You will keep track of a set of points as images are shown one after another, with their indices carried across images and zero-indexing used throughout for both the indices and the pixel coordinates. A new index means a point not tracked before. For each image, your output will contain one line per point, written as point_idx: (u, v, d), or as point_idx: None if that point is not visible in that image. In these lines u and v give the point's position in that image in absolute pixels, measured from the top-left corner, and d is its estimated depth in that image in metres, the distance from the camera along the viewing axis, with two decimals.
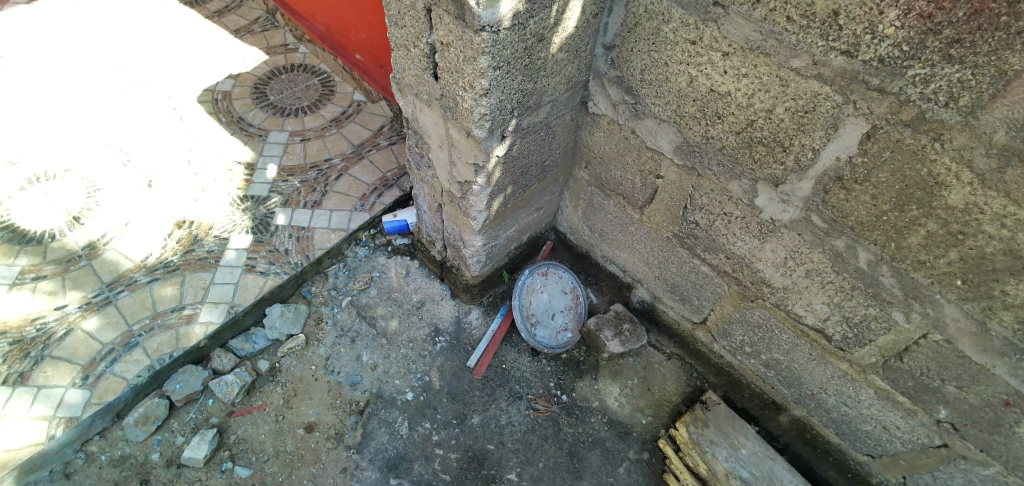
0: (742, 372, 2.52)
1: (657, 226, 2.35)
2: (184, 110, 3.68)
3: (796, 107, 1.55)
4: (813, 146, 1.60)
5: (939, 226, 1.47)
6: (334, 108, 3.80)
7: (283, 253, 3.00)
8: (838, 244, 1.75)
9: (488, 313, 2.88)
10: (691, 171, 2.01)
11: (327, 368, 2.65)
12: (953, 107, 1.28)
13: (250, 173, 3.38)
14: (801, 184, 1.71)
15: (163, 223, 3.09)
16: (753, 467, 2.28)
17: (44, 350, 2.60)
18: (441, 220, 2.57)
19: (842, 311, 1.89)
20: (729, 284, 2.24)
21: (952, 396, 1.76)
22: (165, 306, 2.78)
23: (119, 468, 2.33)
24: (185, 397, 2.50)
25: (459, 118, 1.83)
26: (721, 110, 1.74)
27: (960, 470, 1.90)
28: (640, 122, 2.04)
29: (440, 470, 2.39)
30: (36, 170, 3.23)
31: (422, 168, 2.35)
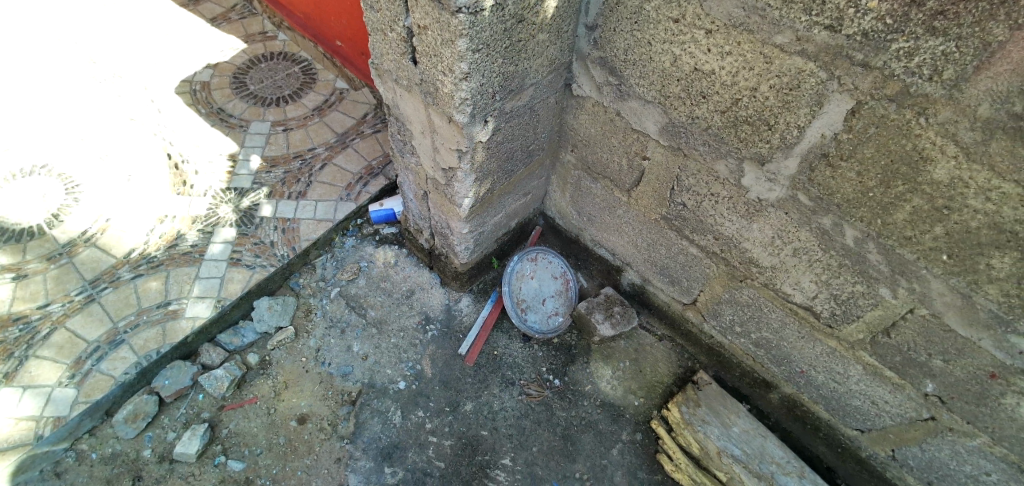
0: (733, 352, 2.53)
1: (645, 208, 2.33)
2: (163, 102, 3.61)
3: (780, 84, 1.53)
4: (797, 124, 1.58)
5: (925, 201, 1.46)
6: (317, 97, 3.74)
7: (269, 245, 2.97)
8: (824, 222, 1.74)
9: (478, 301, 2.87)
10: (677, 152, 1.99)
11: (318, 359, 2.64)
12: (937, 81, 1.27)
13: (233, 165, 3.33)
14: (787, 162, 1.69)
15: (145, 218, 3.04)
16: (743, 445, 2.31)
17: (29, 350, 2.58)
18: (427, 208, 2.55)
19: (830, 289, 1.89)
20: (718, 264, 2.24)
21: (938, 370, 1.77)
22: (150, 302, 2.75)
23: (111, 466, 2.33)
24: (175, 392, 2.49)
25: (439, 104, 1.79)
26: (705, 90, 1.71)
27: (947, 441, 1.92)
28: (624, 103, 2.01)
29: (434, 457, 2.40)
30: (12, 167, 3.17)
31: (406, 155, 2.31)
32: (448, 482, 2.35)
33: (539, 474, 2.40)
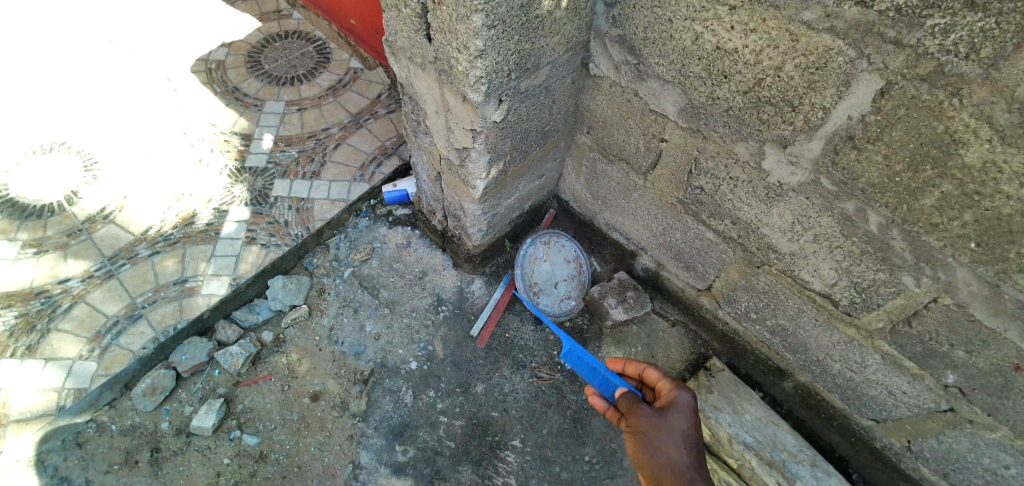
0: (747, 339, 2.50)
1: (661, 192, 2.29)
2: (178, 81, 3.62)
3: (806, 63, 1.47)
4: (823, 105, 1.52)
5: (954, 186, 1.41)
6: (331, 76, 3.72)
7: (284, 225, 2.99)
8: (847, 207, 1.69)
9: (490, 283, 2.87)
10: (696, 134, 1.94)
11: (331, 338, 2.67)
12: (974, 60, 1.21)
13: (247, 144, 3.34)
14: (811, 145, 1.64)
15: (162, 196, 3.08)
16: (755, 432, 2.31)
17: (50, 323, 2.64)
18: (441, 190, 2.53)
19: (850, 276, 1.84)
20: (735, 250, 2.20)
21: (961, 361, 1.73)
22: (167, 279, 2.79)
23: (130, 437, 2.39)
24: (192, 367, 2.54)
25: (454, 82, 1.77)
26: (728, 69, 1.66)
27: (966, 433, 1.88)
28: (643, 84, 1.96)
29: (445, 437, 2.42)
30: (32, 144, 3.22)
31: (420, 135, 2.30)
32: (458, 461, 2.37)
33: (549, 456, 2.41)
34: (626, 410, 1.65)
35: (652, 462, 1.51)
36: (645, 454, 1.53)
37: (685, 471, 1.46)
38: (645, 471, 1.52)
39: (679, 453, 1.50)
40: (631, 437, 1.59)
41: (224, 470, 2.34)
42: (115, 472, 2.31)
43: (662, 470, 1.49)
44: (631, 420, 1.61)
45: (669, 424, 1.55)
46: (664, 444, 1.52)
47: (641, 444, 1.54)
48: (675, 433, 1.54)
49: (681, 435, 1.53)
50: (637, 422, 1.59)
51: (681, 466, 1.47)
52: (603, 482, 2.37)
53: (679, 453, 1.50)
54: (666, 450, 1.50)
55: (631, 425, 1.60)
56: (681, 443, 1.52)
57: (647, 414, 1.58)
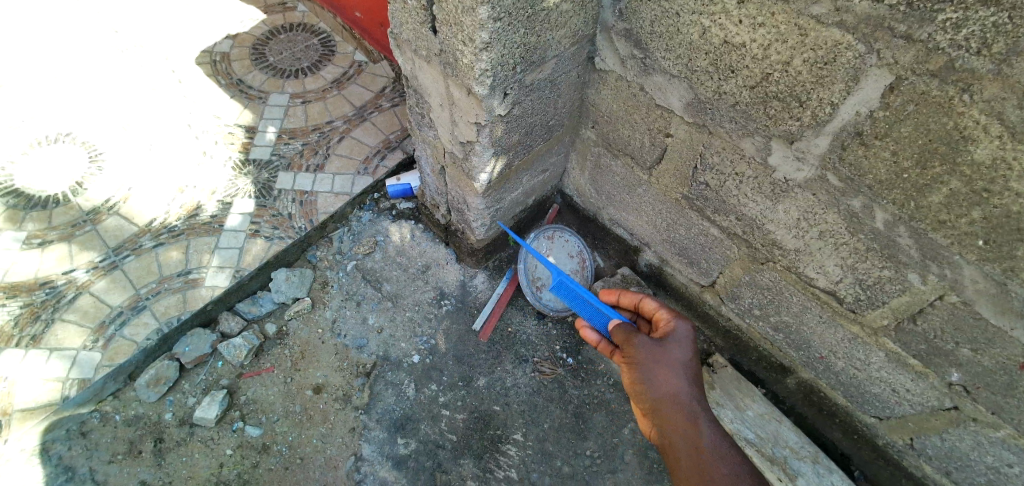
0: (750, 336, 2.50)
1: (666, 187, 2.28)
2: (183, 72, 3.61)
3: (815, 58, 1.46)
4: (831, 101, 1.51)
5: (963, 183, 1.40)
6: (335, 69, 3.71)
7: (287, 218, 2.99)
8: (854, 203, 1.68)
9: (493, 277, 2.87)
10: (702, 129, 1.93)
11: (334, 331, 2.67)
12: (985, 55, 1.19)
13: (251, 137, 3.34)
14: (818, 141, 1.62)
15: (165, 187, 3.08)
16: (757, 428, 2.31)
17: (55, 313, 2.65)
18: (444, 183, 2.53)
19: (855, 273, 1.84)
20: (739, 246, 2.19)
21: (965, 359, 1.73)
22: (171, 270, 2.80)
23: (134, 427, 2.40)
24: (195, 359, 2.55)
25: (459, 75, 1.76)
26: (735, 64, 1.65)
27: (969, 431, 1.88)
28: (649, 78, 1.95)
29: (447, 430, 2.43)
30: (36, 134, 3.22)
31: (424, 128, 2.29)
32: (460, 454, 2.38)
33: (550, 450, 2.42)
34: (625, 341, 1.90)
35: (651, 387, 1.78)
36: (645, 381, 1.79)
37: (680, 394, 1.73)
38: (644, 394, 1.79)
39: (675, 379, 1.76)
40: (632, 367, 1.84)
41: (227, 461, 2.35)
42: (119, 462, 2.32)
43: (658, 393, 1.76)
44: (631, 352, 1.86)
45: (666, 354, 1.81)
46: (662, 372, 1.78)
47: (641, 373, 1.81)
48: (671, 361, 1.80)
49: (677, 363, 1.79)
50: (637, 353, 1.84)
51: (676, 390, 1.74)
52: (604, 476, 2.38)
53: (675, 380, 1.76)
54: (664, 378, 1.77)
55: (632, 357, 1.85)
56: (677, 370, 1.78)
57: (646, 346, 1.83)
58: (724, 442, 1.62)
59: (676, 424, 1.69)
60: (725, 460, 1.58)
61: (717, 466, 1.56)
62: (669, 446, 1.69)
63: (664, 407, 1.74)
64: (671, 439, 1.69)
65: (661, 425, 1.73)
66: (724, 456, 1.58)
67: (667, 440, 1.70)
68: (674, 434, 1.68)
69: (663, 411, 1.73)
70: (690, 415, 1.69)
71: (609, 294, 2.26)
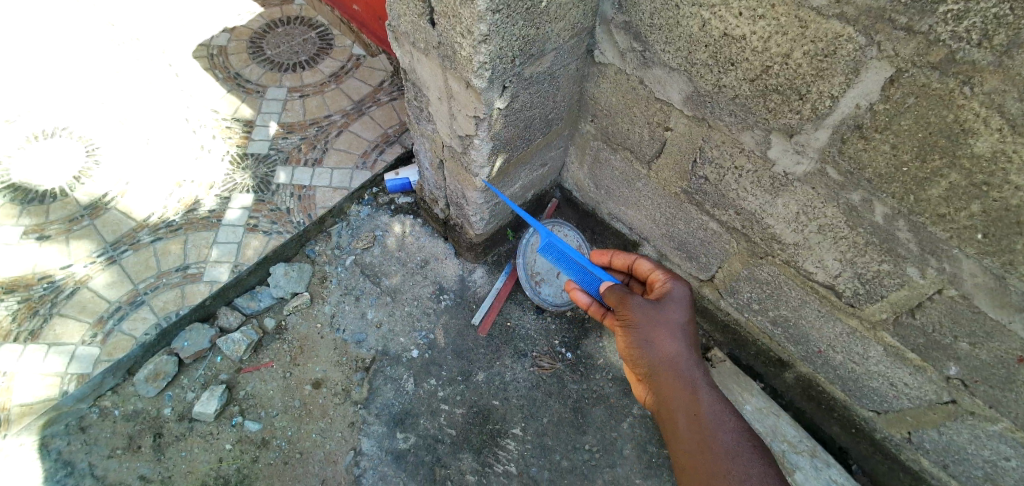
0: (749, 330, 2.50)
1: (665, 181, 2.28)
2: (180, 66, 3.59)
3: (815, 50, 1.45)
4: (831, 94, 1.50)
5: (962, 176, 1.40)
6: (333, 63, 3.69)
7: (286, 212, 2.98)
8: (853, 197, 1.68)
9: (492, 272, 2.86)
10: (701, 122, 1.92)
11: (332, 326, 2.67)
12: (986, 47, 1.19)
13: (249, 131, 3.32)
14: (818, 134, 1.62)
15: (163, 182, 3.07)
16: (755, 422, 2.32)
17: (53, 308, 2.64)
18: (443, 178, 2.52)
19: (854, 267, 1.83)
20: (738, 240, 2.19)
21: (963, 352, 1.73)
22: (169, 265, 2.79)
23: (133, 422, 2.40)
24: (194, 354, 2.55)
25: (457, 68, 1.75)
26: (735, 57, 1.64)
27: (967, 425, 1.88)
28: (648, 71, 1.94)
29: (446, 425, 2.43)
30: (33, 128, 3.21)
31: (422, 122, 2.28)
32: (459, 449, 2.38)
33: (549, 444, 2.42)
34: (621, 303, 1.84)
35: (650, 351, 1.76)
36: (644, 345, 1.77)
37: (679, 358, 1.73)
38: (642, 357, 1.77)
39: (674, 341, 1.76)
40: (630, 330, 1.80)
41: (226, 456, 2.35)
42: (118, 456, 2.32)
43: (657, 356, 1.75)
44: (629, 313, 1.81)
45: (664, 317, 1.79)
46: (661, 335, 1.76)
47: (640, 336, 1.78)
48: (670, 324, 1.78)
49: (675, 325, 1.78)
50: (635, 316, 1.80)
51: (675, 353, 1.74)
52: (603, 471, 2.38)
53: (674, 342, 1.75)
54: (663, 341, 1.75)
55: (629, 319, 1.81)
56: (675, 333, 1.76)
57: (644, 308, 1.79)
58: (722, 405, 1.66)
59: (676, 388, 1.70)
60: (723, 423, 1.63)
61: (718, 429, 1.62)
62: (667, 409, 1.71)
63: (662, 371, 1.74)
64: (670, 403, 1.70)
65: (659, 388, 1.74)
66: (722, 418, 1.64)
67: (666, 403, 1.71)
68: (673, 399, 1.69)
69: (662, 375, 1.73)
70: (689, 379, 1.71)
71: (600, 255, 2.21)
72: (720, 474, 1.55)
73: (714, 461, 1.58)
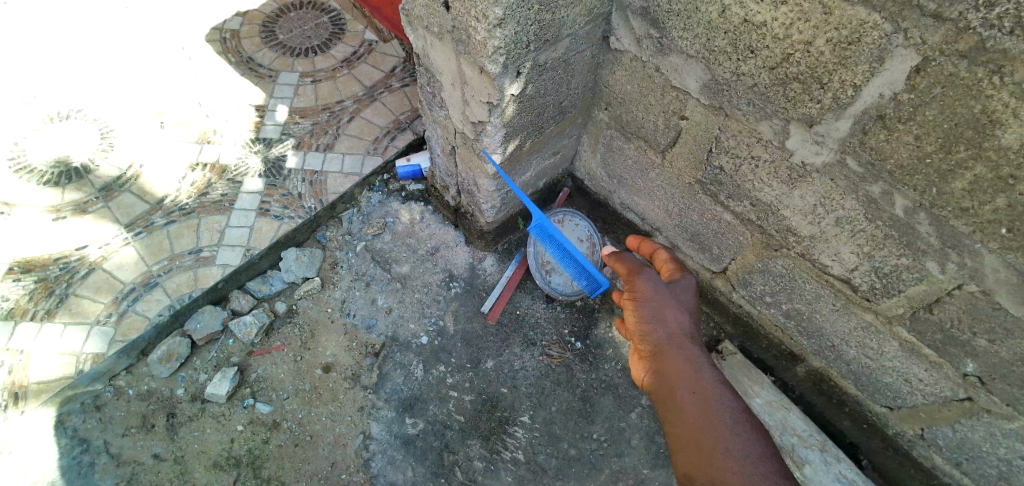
0: (760, 323, 2.48)
1: (679, 171, 2.25)
2: (193, 50, 3.59)
3: (838, 38, 1.41)
4: (854, 83, 1.47)
5: (988, 169, 1.36)
6: (345, 48, 3.68)
7: (297, 197, 3.00)
8: (873, 189, 1.64)
9: (502, 260, 2.86)
10: (718, 111, 1.89)
11: (343, 311, 2.69)
12: (1018, 35, 1.14)
13: (262, 116, 3.32)
14: (838, 124, 1.58)
15: (177, 165, 3.09)
16: (765, 416, 2.32)
17: (68, 288, 2.68)
18: (455, 164, 2.51)
19: (872, 261, 1.80)
20: (753, 232, 2.17)
21: (982, 349, 1.70)
22: (182, 248, 2.82)
23: (147, 402, 2.44)
24: (206, 336, 2.58)
25: (471, 52, 1.72)
26: (755, 43, 1.60)
27: (983, 423, 1.86)
28: (665, 58, 1.91)
29: (454, 411, 2.44)
30: (49, 111, 3.23)
31: (435, 108, 2.26)
32: (468, 435, 2.40)
33: (557, 433, 2.43)
34: (633, 275, 1.77)
35: (653, 321, 1.62)
36: (648, 313, 1.64)
37: (685, 335, 1.57)
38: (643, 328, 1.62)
39: (680, 317, 1.62)
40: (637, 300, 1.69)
41: (238, 436, 2.38)
42: (132, 435, 2.36)
43: (663, 330, 1.59)
44: (639, 287, 1.72)
45: (674, 296, 1.67)
46: (667, 308, 1.63)
47: (647, 308, 1.65)
48: (679, 302, 1.67)
49: (685, 305, 1.65)
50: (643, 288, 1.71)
51: (680, 328, 1.59)
52: (611, 460, 2.39)
53: (681, 317, 1.61)
54: (669, 312, 1.62)
55: (638, 290, 1.71)
56: (683, 312, 1.62)
57: (655, 282, 1.70)
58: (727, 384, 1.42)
59: (675, 358, 1.50)
60: (726, 397, 1.37)
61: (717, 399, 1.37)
62: (664, 382, 1.49)
63: (666, 346, 1.55)
64: (667, 375, 1.49)
65: (660, 364, 1.52)
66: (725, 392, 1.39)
67: (663, 373, 1.49)
68: (671, 367, 1.49)
69: (665, 349, 1.54)
70: (690, 352, 1.51)
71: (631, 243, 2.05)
72: (717, 448, 1.26)
73: (711, 434, 1.30)
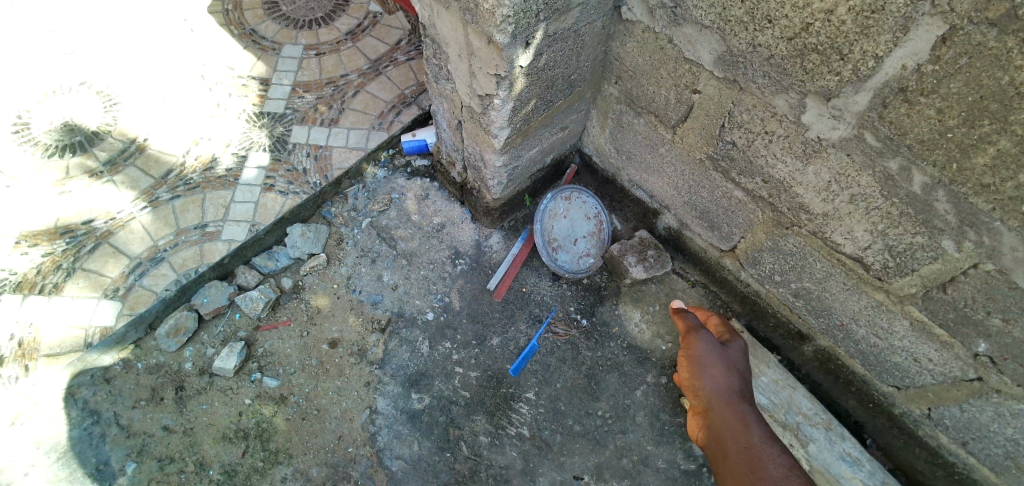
0: (768, 302, 2.46)
1: (690, 147, 2.20)
2: (195, 21, 3.52)
3: (861, 6, 1.35)
4: (875, 53, 1.41)
5: (1013, 143, 1.31)
6: (350, 20, 3.60)
7: (302, 173, 2.97)
8: (890, 165, 1.60)
9: (509, 238, 2.84)
10: (732, 84, 1.84)
11: (349, 286, 2.68)
12: None
13: (265, 89, 3.28)
14: (857, 97, 1.53)
15: (182, 140, 3.06)
16: (771, 394, 2.32)
17: (75, 262, 2.68)
18: (461, 139, 2.47)
19: (885, 239, 1.77)
20: (763, 210, 2.13)
21: (995, 329, 1.67)
22: (187, 223, 2.81)
23: (156, 375, 2.46)
24: (213, 310, 2.59)
25: (478, 22, 1.67)
26: (773, 13, 1.54)
27: (991, 403, 1.84)
28: (678, 29, 1.85)
29: (460, 387, 2.46)
30: (52, 83, 3.19)
31: (441, 81, 2.22)
32: (473, 410, 2.41)
33: (562, 409, 2.44)
34: (692, 336, 2.24)
35: (709, 384, 2.08)
36: (706, 377, 2.10)
37: (731, 393, 2.03)
38: (700, 387, 2.10)
39: (732, 380, 2.08)
40: (696, 363, 2.15)
41: (246, 410, 2.41)
42: (141, 407, 2.39)
43: (713, 386, 2.06)
44: (692, 343, 2.23)
45: (723, 354, 2.16)
46: (721, 372, 2.10)
47: (700, 365, 2.14)
48: (730, 365, 2.13)
49: (735, 368, 2.12)
50: (701, 350, 2.18)
51: (733, 389, 2.04)
52: (615, 436, 2.40)
53: (733, 380, 2.07)
54: (723, 376, 2.08)
55: (696, 352, 2.17)
56: (730, 372, 2.10)
57: (706, 340, 2.20)
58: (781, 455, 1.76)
59: (729, 415, 1.96)
60: (778, 463, 1.72)
61: (771, 468, 1.72)
62: (719, 438, 1.93)
63: (716, 402, 2.02)
64: (724, 436, 1.91)
65: (710, 418, 2.01)
66: (777, 459, 1.73)
67: (715, 425, 1.97)
68: (724, 424, 1.94)
69: (715, 405, 2.01)
70: (741, 411, 1.96)
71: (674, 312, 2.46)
72: None
73: None
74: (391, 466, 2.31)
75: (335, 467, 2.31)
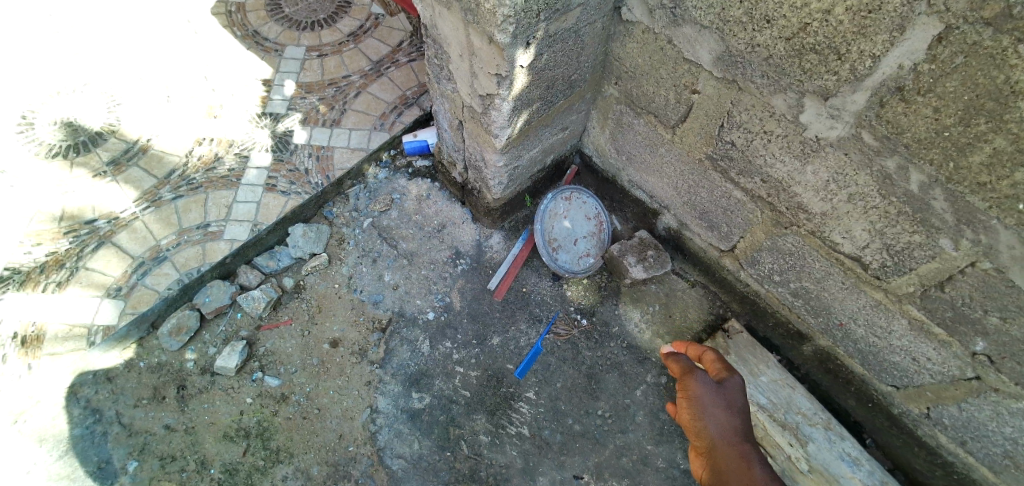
0: (768, 302, 2.47)
1: (690, 147, 2.21)
2: (199, 23, 3.54)
3: (858, 5, 1.36)
4: (872, 53, 1.43)
5: (1009, 142, 1.32)
6: (352, 22, 3.62)
7: (304, 173, 2.99)
8: (888, 164, 1.61)
9: (509, 238, 2.85)
10: (731, 84, 1.85)
11: (350, 286, 2.70)
12: None
13: (268, 90, 3.30)
14: (855, 97, 1.55)
15: (185, 140, 3.08)
16: (771, 394, 2.33)
17: (78, 262, 2.69)
18: (462, 139, 2.48)
19: (883, 238, 1.78)
20: (763, 209, 2.14)
21: (993, 328, 1.68)
22: (189, 223, 2.82)
23: (158, 374, 2.47)
24: (215, 309, 2.60)
25: (479, 22, 1.68)
26: (772, 13, 1.55)
27: (990, 402, 1.85)
28: (678, 30, 1.86)
29: (460, 386, 2.46)
30: (56, 83, 3.22)
31: (442, 81, 2.23)
32: (474, 410, 2.42)
33: (562, 409, 2.45)
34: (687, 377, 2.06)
35: (710, 425, 1.86)
36: (705, 418, 1.89)
37: (734, 434, 1.80)
38: (700, 429, 1.88)
39: (734, 420, 1.85)
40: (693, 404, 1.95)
41: (247, 409, 2.42)
42: (143, 406, 2.40)
43: (714, 427, 1.85)
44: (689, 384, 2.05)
45: (723, 392, 1.95)
46: (721, 411, 1.88)
47: (698, 406, 1.94)
48: (731, 405, 1.91)
49: (736, 406, 1.90)
50: (698, 390, 1.99)
51: (735, 430, 1.82)
52: (615, 436, 2.41)
53: (735, 419, 1.85)
54: (723, 415, 1.87)
55: (693, 393, 1.98)
56: (731, 410, 1.88)
57: (703, 380, 2.01)
58: None
59: (731, 457, 1.73)
60: None
61: None
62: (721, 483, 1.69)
63: (718, 444, 1.80)
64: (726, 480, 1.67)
65: (712, 461, 1.78)
66: None
67: (717, 469, 1.74)
68: (726, 467, 1.71)
69: (717, 447, 1.79)
70: (743, 451, 1.72)
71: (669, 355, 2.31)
72: None
73: None
74: (391, 465, 2.32)
75: (335, 466, 2.32)
